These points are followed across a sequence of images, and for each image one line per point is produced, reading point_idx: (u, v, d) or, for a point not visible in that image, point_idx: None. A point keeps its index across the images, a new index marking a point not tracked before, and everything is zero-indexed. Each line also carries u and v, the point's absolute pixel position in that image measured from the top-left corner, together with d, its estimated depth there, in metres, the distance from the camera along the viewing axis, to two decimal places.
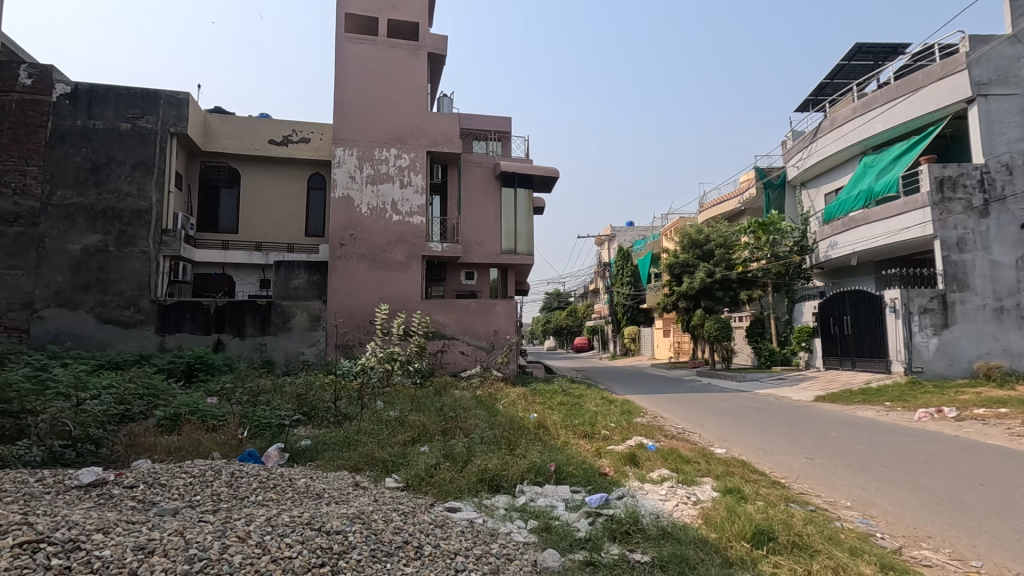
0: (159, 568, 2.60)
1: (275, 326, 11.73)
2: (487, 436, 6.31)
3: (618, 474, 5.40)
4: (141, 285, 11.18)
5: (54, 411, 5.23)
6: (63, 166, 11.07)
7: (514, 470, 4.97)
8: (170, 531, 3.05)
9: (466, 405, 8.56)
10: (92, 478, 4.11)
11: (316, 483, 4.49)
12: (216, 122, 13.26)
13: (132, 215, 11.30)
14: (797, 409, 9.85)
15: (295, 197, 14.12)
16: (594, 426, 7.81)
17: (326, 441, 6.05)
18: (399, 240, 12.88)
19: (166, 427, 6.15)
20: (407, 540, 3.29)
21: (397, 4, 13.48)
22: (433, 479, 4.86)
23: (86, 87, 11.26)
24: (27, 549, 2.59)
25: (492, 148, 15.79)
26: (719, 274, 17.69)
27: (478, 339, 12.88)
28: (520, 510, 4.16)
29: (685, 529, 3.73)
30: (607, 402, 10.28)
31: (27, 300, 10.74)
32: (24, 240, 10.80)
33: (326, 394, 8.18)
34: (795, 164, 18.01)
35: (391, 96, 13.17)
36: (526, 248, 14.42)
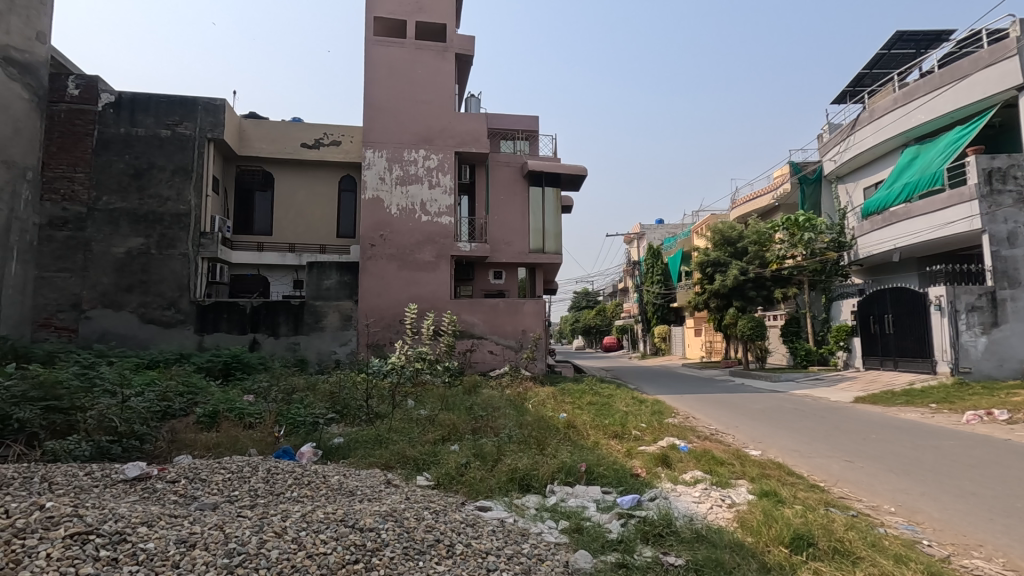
0: (201, 560, 2.66)
1: (308, 326, 11.97)
2: (516, 435, 6.29)
3: (651, 476, 5.34)
4: (181, 286, 11.57)
5: (101, 408, 5.47)
6: (108, 172, 11.51)
7: (544, 469, 4.96)
8: (210, 525, 3.13)
9: (496, 404, 8.57)
10: (136, 472, 4.27)
11: (349, 480, 4.57)
12: (250, 127, 13.59)
13: (172, 218, 11.70)
14: (834, 411, 9.59)
15: (327, 199, 14.39)
16: (625, 426, 7.75)
17: (358, 439, 6.13)
18: (428, 241, 12.99)
19: (205, 423, 6.32)
20: (439, 539, 3.30)
21: (425, 6, 13.59)
22: (463, 478, 4.88)
23: (128, 96, 11.69)
24: (77, 540, 2.68)
25: (520, 147, 15.75)
26: (752, 272, 17.39)
27: (507, 339, 12.89)
28: (551, 510, 4.14)
29: (720, 533, 3.65)
30: (638, 402, 10.19)
31: (75, 301, 11.19)
32: (72, 244, 11.22)
33: (358, 393, 8.28)
34: (832, 158, 17.48)
35: (419, 97, 13.28)
36: (555, 247, 14.39)
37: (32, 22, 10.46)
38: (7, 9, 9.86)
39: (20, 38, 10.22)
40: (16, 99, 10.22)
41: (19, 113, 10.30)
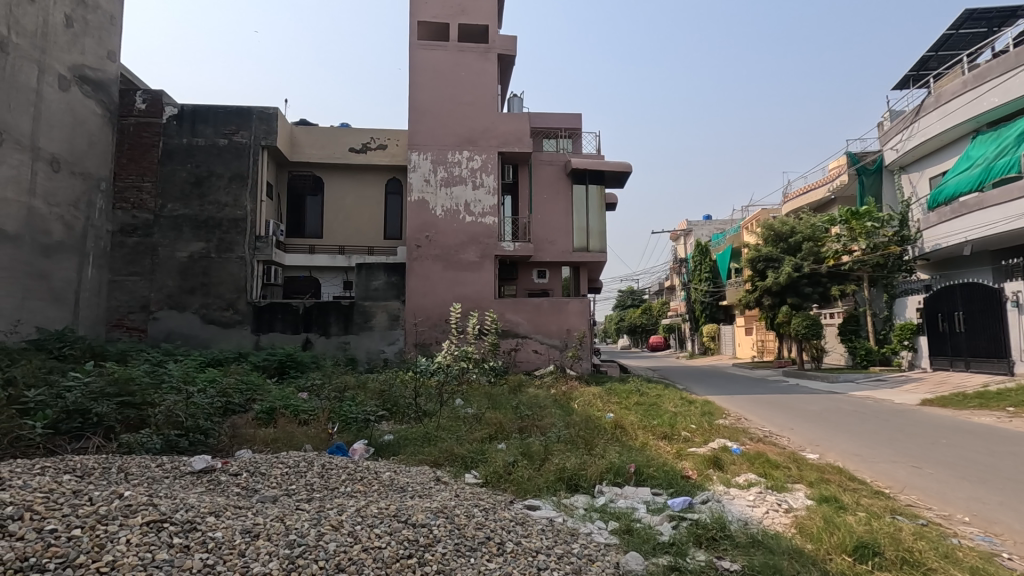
0: (265, 550, 2.78)
1: (357, 325, 12.31)
2: (564, 435, 6.26)
3: (702, 478, 5.20)
4: (239, 288, 12.11)
5: (169, 404, 5.80)
6: (171, 181, 12.15)
7: (592, 469, 4.92)
8: (272, 517, 3.27)
9: (541, 403, 8.56)
10: (202, 465, 4.49)
11: (400, 477, 4.67)
12: (301, 134, 14.07)
13: (230, 223, 12.26)
14: (897, 413, 9.12)
15: (374, 202, 14.75)
16: (673, 427, 7.60)
17: (407, 436, 6.25)
18: (472, 241, 13.11)
19: (263, 419, 6.61)
20: (489, 536, 3.33)
21: (467, 8, 13.70)
22: (512, 476, 4.91)
23: (189, 108, 12.32)
24: (153, 528, 2.83)
25: (563, 146, 15.67)
26: (807, 268, 16.80)
27: (552, 338, 12.87)
28: (601, 511, 4.11)
29: (778, 539, 3.52)
30: (687, 402, 9.97)
31: (143, 303, 11.87)
32: (141, 249, 11.91)
33: (407, 391, 8.46)
34: (893, 147, 16.58)
35: (462, 99, 13.42)
36: (599, 245, 14.25)
37: (104, 42, 11.20)
38: (81, 31, 10.59)
39: (93, 58, 10.96)
40: (91, 115, 10.94)
41: (93, 127, 11.03)
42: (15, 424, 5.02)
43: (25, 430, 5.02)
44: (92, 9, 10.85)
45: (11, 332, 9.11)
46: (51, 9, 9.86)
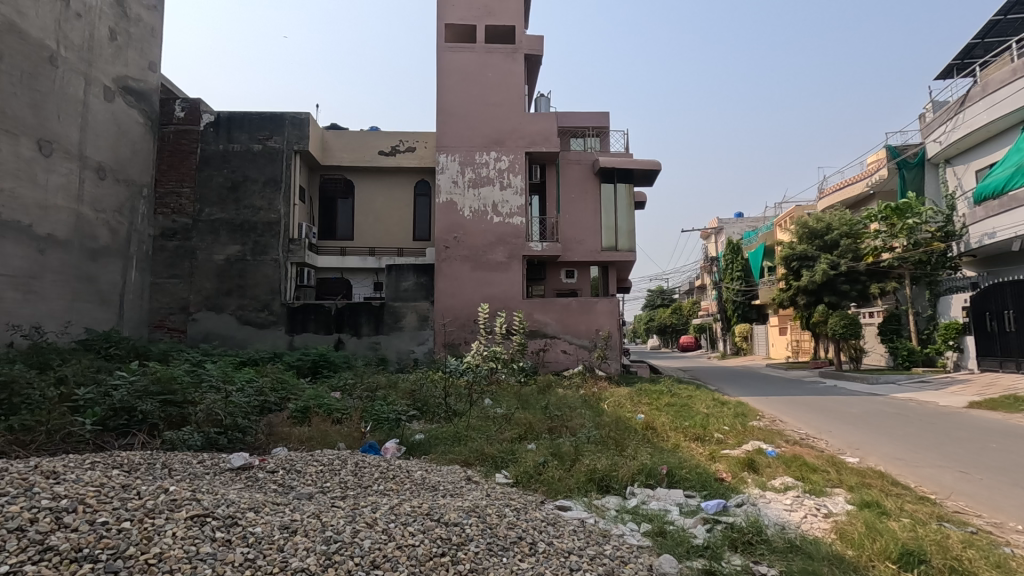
0: (302, 546, 2.84)
1: (387, 326, 12.48)
2: (594, 436, 6.23)
3: (736, 481, 5.09)
4: (274, 289, 12.42)
5: (209, 403, 5.99)
6: (209, 186, 12.53)
7: (624, 471, 4.88)
8: (309, 513, 3.35)
9: (571, 404, 8.53)
10: (241, 462, 4.62)
11: (431, 476, 4.72)
12: (332, 138, 14.35)
13: (265, 226, 12.57)
14: (942, 416, 8.78)
15: (403, 204, 14.92)
16: (706, 428, 7.46)
17: (438, 436, 6.30)
18: (500, 241, 13.14)
19: (298, 418, 6.75)
20: (521, 536, 3.34)
21: (494, 9, 13.75)
22: (542, 476, 4.90)
23: (225, 116, 12.69)
24: (197, 522, 2.93)
25: (591, 145, 15.57)
26: (845, 266, 16.38)
27: (580, 338, 12.81)
28: (632, 513, 4.07)
29: (817, 544, 3.43)
30: (719, 403, 9.78)
31: (183, 304, 12.25)
32: (180, 252, 12.31)
33: (437, 391, 8.53)
34: (936, 139, 15.96)
35: (489, 100, 13.47)
36: (628, 245, 14.12)
37: (145, 54, 11.64)
38: (124, 43, 11.02)
39: (136, 69, 11.40)
40: (133, 124, 11.38)
41: (136, 136, 11.46)
42: (67, 420, 5.26)
43: (76, 426, 5.26)
44: (134, 22, 11.28)
45: (61, 333, 9.55)
46: (96, 24, 10.29)
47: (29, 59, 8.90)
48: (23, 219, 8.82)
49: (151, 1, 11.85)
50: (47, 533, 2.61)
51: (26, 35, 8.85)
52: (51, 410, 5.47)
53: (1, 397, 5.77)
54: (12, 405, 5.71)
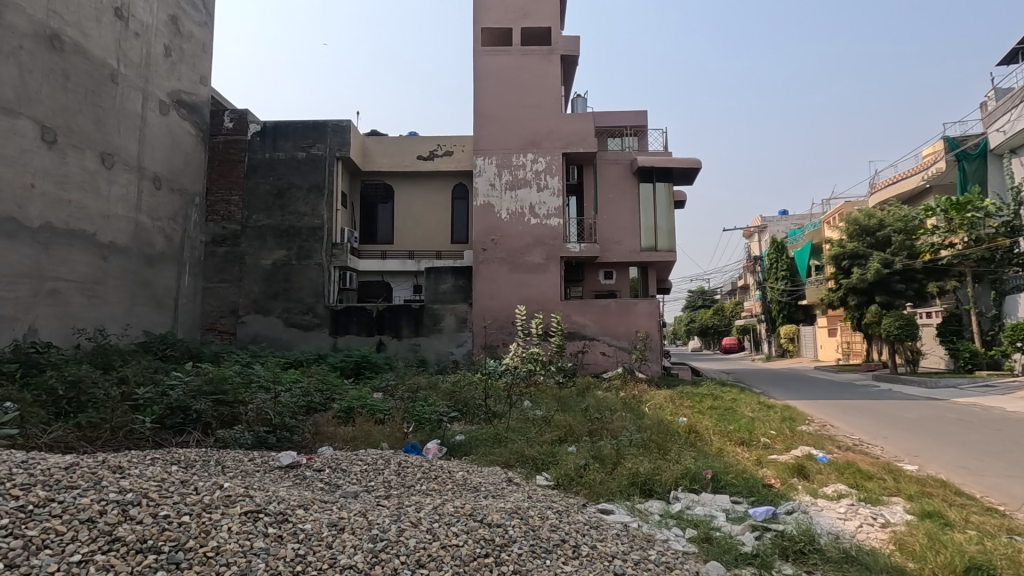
0: (349, 543, 2.90)
1: (427, 328, 12.66)
2: (636, 439, 6.14)
3: (786, 488, 4.93)
4: (318, 293, 12.77)
5: (259, 402, 6.22)
6: (256, 194, 12.99)
7: (667, 474, 4.80)
8: (355, 511, 3.42)
9: (611, 407, 8.42)
10: (289, 460, 4.78)
11: (472, 477, 4.75)
12: (372, 144, 14.67)
13: (309, 232, 12.94)
14: (1009, 422, 8.25)
15: (441, 207, 15.10)
16: (751, 432, 7.25)
17: (478, 437, 6.34)
18: (538, 243, 13.14)
19: (343, 418, 6.92)
20: (564, 539, 3.32)
21: (530, 11, 13.77)
22: (583, 479, 4.86)
23: (271, 125, 13.14)
24: (251, 517, 3.03)
25: (629, 144, 15.38)
26: (899, 264, 15.66)
27: (619, 340, 12.67)
28: (677, 518, 3.99)
29: (874, 555, 3.28)
30: (765, 407, 9.47)
31: (233, 308, 12.74)
32: (230, 258, 12.80)
33: (477, 392, 8.60)
34: (999, 128, 15.08)
35: (526, 102, 13.49)
36: (667, 244, 13.88)
37: (196, 68, 12.20)
38: (178, 59, 11.56)
39: (188, 83, 11.95)
40: (186, 135, 11.92)
41: (188, 147, 12.00)
42: (128, 418, 5.55)
43: (137, 424, 5.54)
44: (186, 39, 11.83)
45: (122, 335, 10.09)
46: (152, 41, 10.84)
47: (92, 77, 9.43)
48: (88, 228, 9.37)
49: (201, 18, 12.40)
50: (114, 524, 2.75)
51: (90, 55, 9.39)
52: (114, 408, 5.79)
53: (70, 396, 6.14)
54: (79, 403, 6.07)
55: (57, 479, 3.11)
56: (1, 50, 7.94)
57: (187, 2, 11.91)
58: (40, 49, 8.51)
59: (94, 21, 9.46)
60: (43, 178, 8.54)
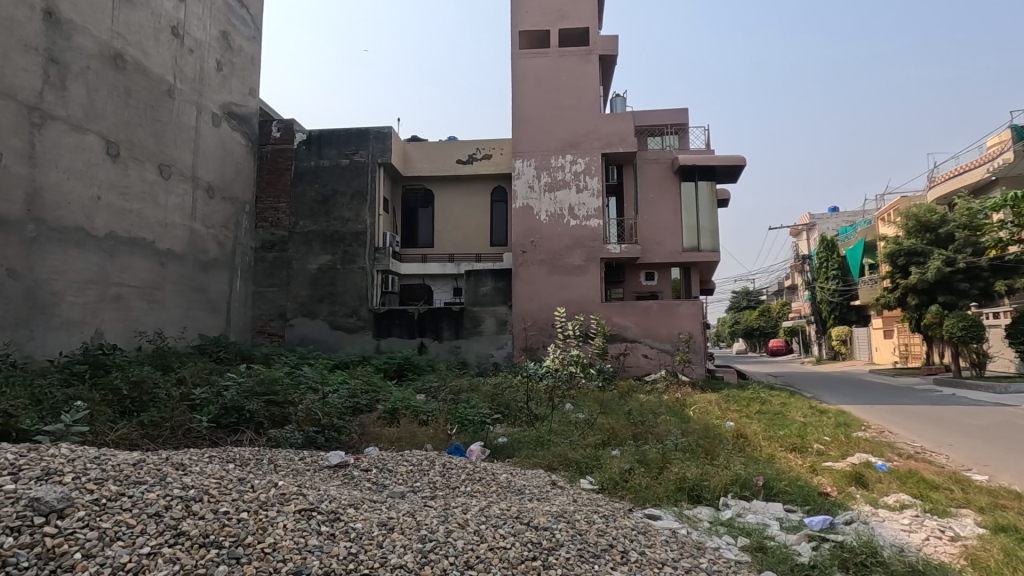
0: (399, 543, 2.94)
1: (467, 330, 12.76)
2: (682, 443, 6.00)
3: (843, 497, 4.72)
4: (361, 296, 13.05)
5: (308, 403, 6.41)
6: (302, 200, 13.39)
7: (716, 480, 4.67)
8: (404, 511, 3.47)
9: (655, 410, 8.26)
10: (338, 459, 4.89)
11: (517, 479, 4.75)
12: (413, 150, 14.92)
13: (352, 237, 13.24)
14: None
15: (481, 211, 15.21)
16: (803, 438, 6.97)
17: (521, 439, 6.33)
18: (577, 244, 13.05)
19: (387, 419, 7.04)
20: (612, 544, 3.27)
21: (567, 12, 13.73)
22: (628, 483, 4.79)
23: (316, 133, 13.53)
24: (304, 515, 3.11)
25: (669, 143, 15.12)
26: (962, 262, 14.80)
27: (661, 342, 12.44)
28: (728, 525, 3.88)
29: (943, 571, 3.09)
30: (818, 412, 9.09)
31: (281, 311, 13.15)
32: (278, 263, 13.24)
33: (519, 395, 8.61)
34: None
35: (564, 103, 13.44)
36: (711, 244, 13.56)
37: (246, 81, 12.70)
38: (229, 73, 12.07)
39: (238, 95, 12.46)
40: (237, 146, 12.41)
41: (238, 157, 12.50)
42: (186, 417, 5.79)
43: (194, 423, 5.79)
44: (236, 53, 12.33)
45: (180, 337, 10.57)
46: (205, 57, 11.34)
47: (152, 93, 9.94)
48: (148, 236, 9.87)
49: (250, 32, 12.91)
50: (179, 519, 2.87)
51: (149, 71, 9.90)
52: (173, 408, 6.07)
53: (133, 395, 6.48)
54: (141, 402, 6.39)
55: (126, 474, 3.27)
56: (71, 70, 8.46)
57: (237, 18, 12.42)
58: (105, 68, 9.02)
59: (153, 40, 9.98)
60: (108, 189, 9.05)
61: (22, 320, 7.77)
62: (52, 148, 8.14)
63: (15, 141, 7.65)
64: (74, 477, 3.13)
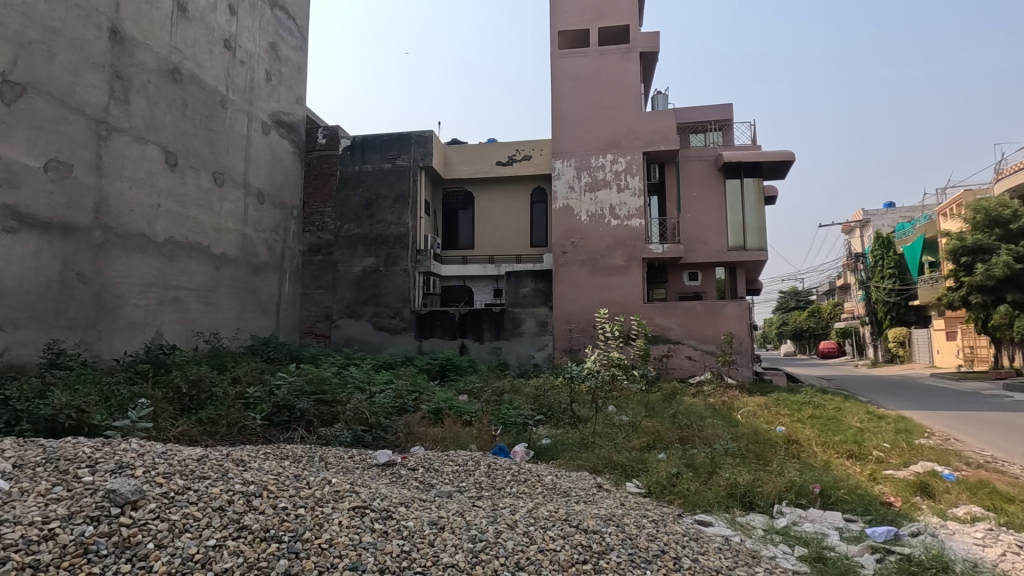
0: (451, 542, 2.97)
1: (508, 331, 12.79)
2: (731, 447, 5.83)
3: (908, 508, 4.47)
4: (404, 298, 13.27)
5: (355, 403, 6.56)
6: (347, 205, 13.72)
7: (769, 487, 4.53)
8: (453, 511, 3.50)
9: (700, 413, 8.06)
10: (385, 458, 4.98)
11: (562, 481, 4.72)
12: (453, 153, 15.08)
13: (395, 239, 13.48)
14: None
15: (521, 212, 15.23)
16: (861, 445, 6.66)
17: (564, 441, 6.30)
18: (619, 244, 12.90)
19: (431, 418, 7.12)
20: (664, 549, 3.20)
21: (607, 10, 13.60)
22: (676, 488, 4.69)
23: (360, 139, 13.85)
24: (358, 513, 3.18)
25: (712, 139, 14.75)
26: None
27: (706, 344, 12.15)
28: (784, 534, 3.74)
29: None
30: (876, 417, 8.67)
31: (327, 312, 13.50)
32: (325, 266, 13.61)
33: (562, 397, 8.56)
34: None
35: (604, 103, 13.32)
36: (757, 243, 13.15)
37: (293, 90, 13.13)
38: (277, 82, 12.51)
39: (286, 104, 12.89)
40: (285, 153, 12.84)
41: (286, 163, 12.93)
42: (241, 415, 6.02)
43: (249, 420, 6.01)
44: (284, 63, 12.76)
45: (233, 338, 11.02)
46: (255, 68, 11.78)
47: (206, 104, 10.40)
48: (204, 241, 10.33)
49: (297, 43, 13.34)
50: (241, 513, 2.98)
51: (204, 84, 10.35)
52: (229, 405, 6.33)
53: (192, 393, 6.76)
54: (200, 400, 6.67)
55: (191, 469, 3.43)
56: (133, 84, 8.92)
57: (285, 30, 12.86)
58: (164, 82, 9.48)
59: (207, 53, 10.44)
60: (167, 197, 9.51)
61: (91, 321, 8.25)
62: (117, 159, 8.62)
63: (84, 152, 8.14)
64: (144, 470, 3.30)
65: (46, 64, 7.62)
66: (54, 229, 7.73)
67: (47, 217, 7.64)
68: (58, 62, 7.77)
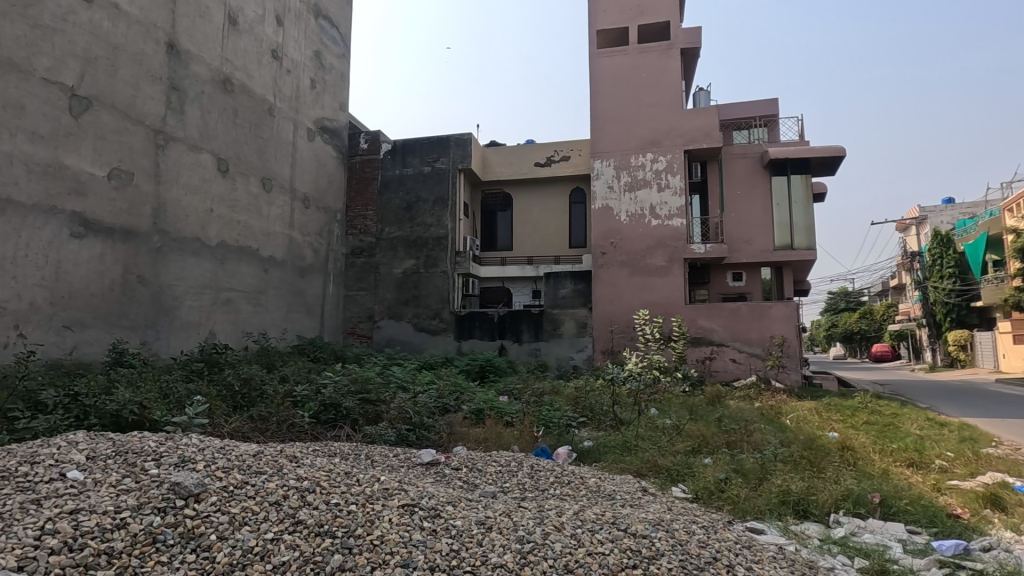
0: (498, 542, 2.97)
1: (547, 333, 12.74)
2: (782, 453, 5.63)
3: (977, 520, 4.21)
4: (443, 299, 13.40)
5: (399, 402, 6.66)
6: (388, 208, 13.95)
7: (824, 495, 4.35)
8: (500, 511, 3.51)
9: (748, 417, 7.82)
10: (429, 458, 5.00)
11: (606, 484, 4.66)
12: (492, 155, 15.16)
13: (435, 241, 13.61)
14: None
15: (560, 213, 15.18)
16: (923, 453, 6.32)
17: (607, 443, 6.23)
18: (660, 245, 12.68)
19: (473, 419, 7.16)
20: (716, 557, 3.11)
21: (647, 8, 13.41)
22: (725, 494, 4.56)
23: (400, 143, 14.05)
24: (407, 510, 3.22)
25: (756, 136, 14.45)
26: None
27: (752, 346, 11.80)
28: (842, 544, 3.58)
29: None
30: (936, 425, 8.20)
31: (369, 313, 13.77)
32: (367, 268, 13.89)
33: (603, 399, 8.47)
34: None
35: (644, 101, 13.13)
36: (805, 243, 12.69)
37: (336, 96, 13.47)
38: (321, 90, 12.86)
39: (330, 111, 13.23)
40: (328, 158, 13.18)
41: (330, 168, 13.27)
42: (290, 413, 6.21)
43: (298, 418, 6.20)
44: (328, 71, 13.11)
45: (281, 338, 11.37)
46: (301, 77, 12.15)
47: (255, 113, 10.78)
48: (253, 244, 10.70)
49: (340, 51, 13.68)
50: (296, 508, 3.06)
51: (253, 93, 10.74)
52: (279, 403, 6.52)
53: (244, 391, 6.98)
54: (251, 398, 6.89)
55: (248, 464, 3.55)
56: (188, 95, 9.33)
57: (329, 38, 13.22)
58: (217, 92, 9.87)
59: (256, 64, 10.82)
60: (219, 203, 9.89)
61: (150, 322, 8.65)
62: (173, 167, 9.02)
63: (144, 161, 8.55)
64: (205, 465, 3.43)
65: (110, 79, 8.04)
66: (116, 235, 8.14)
67: (111, 224, 8.05)
68: (121, 76, 8.19)
